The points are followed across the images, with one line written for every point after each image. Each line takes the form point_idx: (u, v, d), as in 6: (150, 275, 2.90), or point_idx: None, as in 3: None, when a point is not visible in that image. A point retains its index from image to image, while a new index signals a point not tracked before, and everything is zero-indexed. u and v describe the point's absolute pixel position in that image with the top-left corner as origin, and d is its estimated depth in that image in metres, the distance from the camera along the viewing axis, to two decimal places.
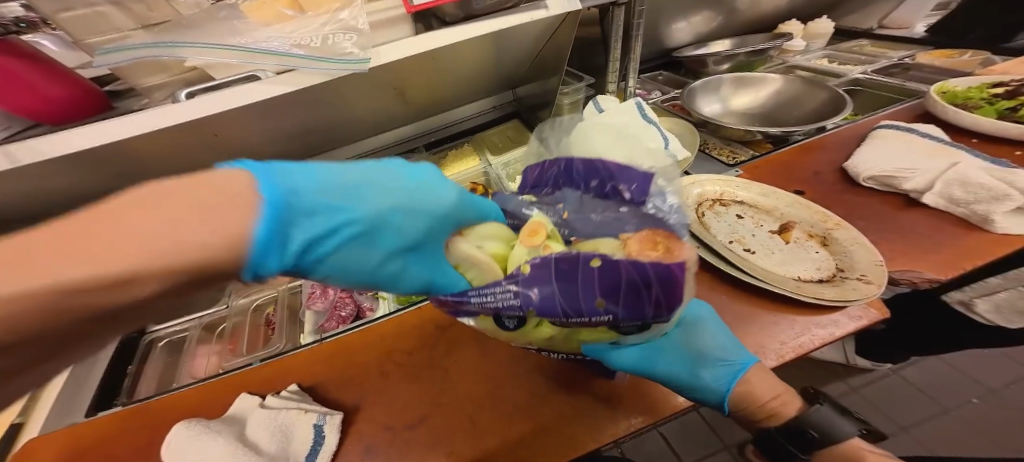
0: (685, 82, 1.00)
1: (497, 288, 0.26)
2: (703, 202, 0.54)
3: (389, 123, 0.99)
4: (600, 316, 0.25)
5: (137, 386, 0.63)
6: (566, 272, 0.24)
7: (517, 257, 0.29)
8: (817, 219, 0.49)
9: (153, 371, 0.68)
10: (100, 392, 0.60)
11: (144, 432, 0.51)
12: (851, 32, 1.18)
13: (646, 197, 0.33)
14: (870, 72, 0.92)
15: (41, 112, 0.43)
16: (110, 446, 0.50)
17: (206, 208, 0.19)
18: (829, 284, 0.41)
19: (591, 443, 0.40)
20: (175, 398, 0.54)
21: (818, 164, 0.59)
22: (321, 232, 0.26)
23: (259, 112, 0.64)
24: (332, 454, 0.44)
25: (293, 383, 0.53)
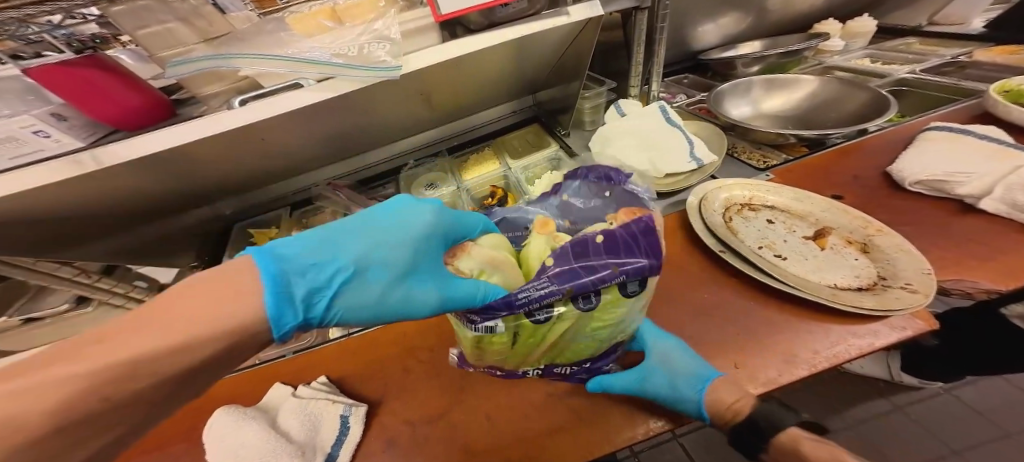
0: (712, 85, 0.98)
1: (532, 280, 0.30)
2: (730, 206, 0.52)
3: (415, 127, 1.04)
4: (617, 277, 0.31)
5: None
6: (579, 250, 0.31)
7: (536, 247, 0.34)
8: (856, 225, 0.46)
9: None
10: None
11: (191, 413, 0.55)
12: (898, 29, 1.11)
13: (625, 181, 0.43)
14: (918, 71, 0.85)
15: (120, 119, 0.49)
16: (160, 427, 0.54)
17: (231, 293, 0.25)
18: (869, 292, 0.39)
19: (609, 447, 0.39)
20: (215, 386, 0.58)
21: (857, 168, 0.56)
22: (318, 286, 0.30)
23: (300, 117, 0.69)
24: (356, 445, 0.46)
25: (321, 375, 0.56)
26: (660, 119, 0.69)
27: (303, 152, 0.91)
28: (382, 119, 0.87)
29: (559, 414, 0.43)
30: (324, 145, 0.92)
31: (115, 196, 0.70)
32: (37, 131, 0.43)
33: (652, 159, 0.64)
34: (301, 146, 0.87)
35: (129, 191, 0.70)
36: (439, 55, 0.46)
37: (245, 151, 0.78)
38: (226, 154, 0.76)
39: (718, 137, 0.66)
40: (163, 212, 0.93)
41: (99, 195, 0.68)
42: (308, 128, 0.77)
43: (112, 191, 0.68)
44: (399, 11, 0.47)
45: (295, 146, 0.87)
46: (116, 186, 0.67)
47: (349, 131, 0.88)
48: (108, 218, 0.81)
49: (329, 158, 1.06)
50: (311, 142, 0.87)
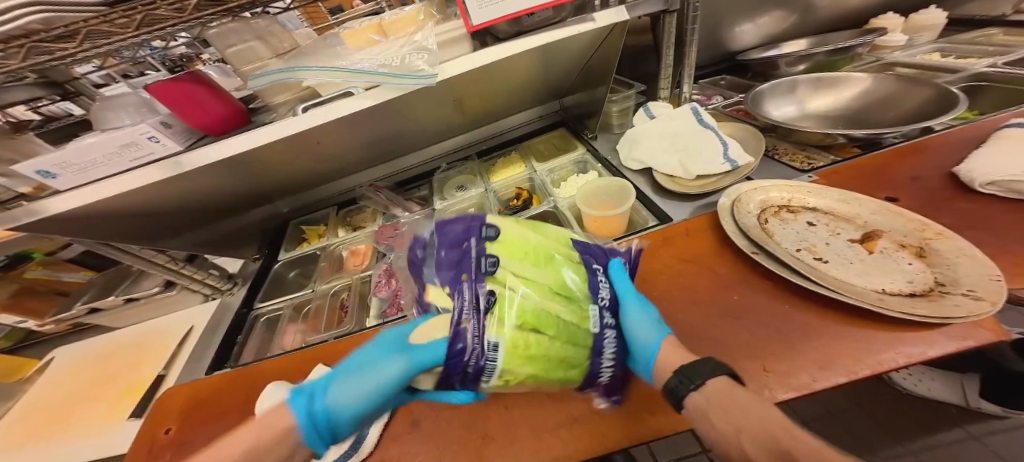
0: (751, 85, 0.94)
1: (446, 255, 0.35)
2: (766, 208, 0.50)
3: (448, 132, 1.10)
4: (471, 216, 0.39)
5: (242, 353, 0.79)
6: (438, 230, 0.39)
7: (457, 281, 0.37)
8: (912, 228, 0.42)
9: (254, 343, 0.83)
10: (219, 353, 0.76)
11: (247, 389, 0.64)
12: (976, 19, 0.99)
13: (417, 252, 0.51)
14: (1001, 63, 0.76)
15: (210, 125, 0.58)
16: (223, 398, 0.63)
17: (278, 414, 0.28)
18: (922, 298, 0.35)
19: (623, 442, 0.39)
20: (268, 366, 0.67)
21: (915, 169, 0.51)
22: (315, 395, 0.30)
23: (349, 124, 0.77)
24: (384, 424, 0.49)
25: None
26: (692, 121, 0.68)
27: (349, 156, 1.01)
28: (418, 125, 0.94)
29: (573, 409, 0.43)
30: (367, 149, 1.02)
31: (197, 194, 0.83)
32: (151, 138, 0.53)
33: (683, 160, 0.63)
34: (347, 150, 0.96)
35: (209, 189, 0.83)
36: (471, 62, 0.50)
37: (301, 155, 0.88)
38: (286, 158, 0.87)
39: (755, 138, 0.63)
40: (232, 210, 1.07)
41: (187, 193, 0.80)
42: (354, 134, 0.85)
43: (197, 189, 0.80)
44: (436, 23, 0.51)
45: (342, 151, 0.97)
46: (201, 185, 0.79)
47: (388, 137, 0.96)
48: (192, 215, 0.95)
49: (370, 163, 1.16)
50: (356, 146, 0.96)
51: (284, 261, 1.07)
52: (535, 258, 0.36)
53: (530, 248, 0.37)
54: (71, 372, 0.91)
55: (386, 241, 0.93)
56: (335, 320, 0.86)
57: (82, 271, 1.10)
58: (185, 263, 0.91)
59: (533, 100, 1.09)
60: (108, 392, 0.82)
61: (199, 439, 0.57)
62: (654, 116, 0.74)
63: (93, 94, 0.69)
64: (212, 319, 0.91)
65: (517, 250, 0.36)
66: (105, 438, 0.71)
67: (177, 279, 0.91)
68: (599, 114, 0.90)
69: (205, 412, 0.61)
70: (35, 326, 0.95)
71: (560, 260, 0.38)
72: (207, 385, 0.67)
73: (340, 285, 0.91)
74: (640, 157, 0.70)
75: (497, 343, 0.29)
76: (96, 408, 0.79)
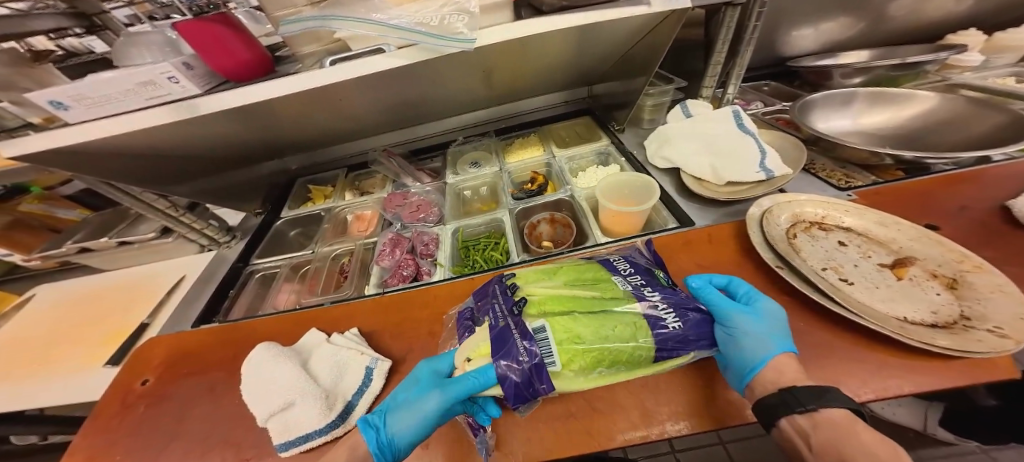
0: (799, 95, 0.90)
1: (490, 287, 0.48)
2: (797, 223, 0.48)
3: (472, 104, 1.08)
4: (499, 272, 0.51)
5: (231, 309, 0.80)
6: (482, 289, 0.51)
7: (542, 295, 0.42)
8: (949, 258, 0.39)
9: (246, 296, 0.85)
10: (207, 308, 0.77)
11: (237, 347, 0.65)
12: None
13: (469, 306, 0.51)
14: None
15: (234, 70, 0.56)
16: (206, 354, 0.65)
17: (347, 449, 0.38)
18: (944, 330, 0.34)
19: (618, 441, 0.38)
20: (262, 326, 0.67)
21: (964, 198, 0.48)
22: (379, 424, 0.42)
23: (369, 82, 0.74)
24: (376, 395, 0.52)
25: (354, 327, 0.62)
26: (730, 125, 0.66)
27: (367, 116, 0.99)
28: (442, 94, 0.92)
29: (556, 404, 0.43)
30: (384, 113, 1.00)
31: (211, 141, 0.81)
32: (170, 78, 0.52)
33: (716, 163, 0.61)
34: (365, 110, 0.95)
35: (221, 137, 0.82)
36: (514, 32, 0.47)
37: (316, 112, 0.86)
38: (306, 112, 0.85)
39: (797, 150, 0.60)
40: (244, 163, 1.06)
41: (204, 139, 0.80)
42: (374, 95, 0.83)
43: (209, 137, 0.79)
44: None
45: (360, 111, 0.94)
46: (213, 133, 0.79)
47: (409, 102, 0.94)
48: (206, 165, 0.95)
49: (386, 127, 1.13)
50: (375, 108, 0.95)
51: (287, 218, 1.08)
52: (564, 297, 0.42)
53: (545, 271, 0.49)
54: (61, 309, 0.94)
55: (394, 210, 0.93)
56: (334, 283, 0.86)
57: (77, 209, 1.11)
58: (185, 211, 0.89)
59: (562, 83, 1.05)
60: (92, 334, 0.84)
61: (183, 391, 0.59)
62: (692, 115, 0.72)
63: (120, 29, 0.68)
64: (207, 270, 0.91)
65: (544, 273, 0.48)
66: (88, 379, 0.73)
67: (177, 227, 0.89)
68: (631, 106, 0.86)
69: (185, 368, 0.63)
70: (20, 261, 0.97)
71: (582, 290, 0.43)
72: (192, 340, 0.69)
73: (342, 249, 0.91)
74: (669, 155, 0.68)
75: (543, 328, 0.38)
76: (82, 347, 0.81)
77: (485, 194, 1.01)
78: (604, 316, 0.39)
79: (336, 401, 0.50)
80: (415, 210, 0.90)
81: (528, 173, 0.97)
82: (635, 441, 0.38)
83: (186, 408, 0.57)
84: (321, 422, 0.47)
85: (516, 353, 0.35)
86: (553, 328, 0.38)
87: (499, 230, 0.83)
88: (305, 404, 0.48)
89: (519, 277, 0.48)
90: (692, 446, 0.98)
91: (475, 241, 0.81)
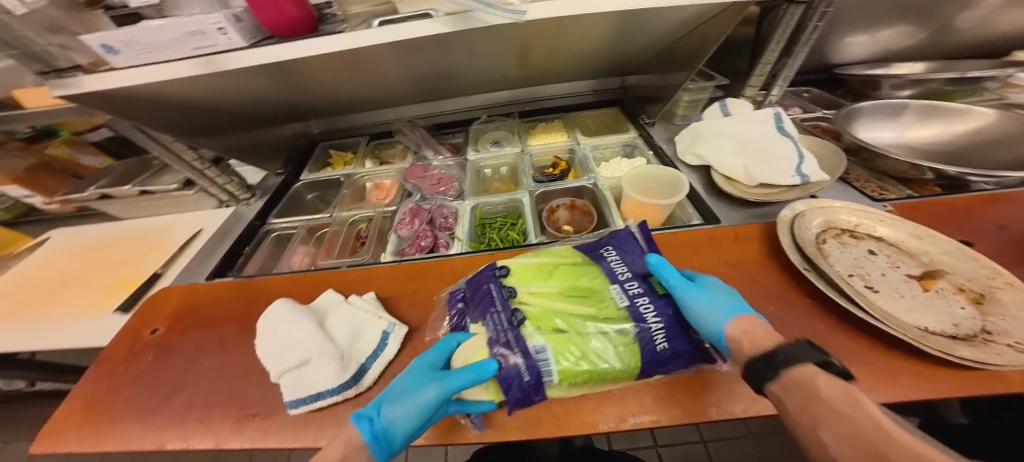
0: (840, 102, 0.87)
1: (484, 283, 0.48)
2: (827, 229, 0.48)
3: (501, 83, 1.06)
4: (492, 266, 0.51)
5: (246, 265, 0.79)
6: (470, 282, 0.52)
7: (544, 305, 0.43)
8: (980, 274, 0.39)
9: (260, 255, 0.83)
10: (223, 260, 0.77)
11: (245, 302, 0.64)
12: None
13: (455, 297, 0.53)
14: None
15: (282, 27, 0.57)
16: (212, 308, 0.63)
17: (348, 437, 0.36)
18: (964, 342, 0.34)
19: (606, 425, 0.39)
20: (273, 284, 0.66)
21: (1006, 218, 0.47)
22: (371, 418, 0.38)
23: (401, 49, 0.74)
24: (389, 359, 0.51)
25: (371, 291, 0.61)
26: (770, 126, 0.65)
27: (395, 85, 0.99)
28: (474, 67, 0.91)
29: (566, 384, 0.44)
30: (412, 82, 0.99)
31: (246, 95, 0.82)
32: (220, 29, 0.52)
33: (749, 163, 0.60)
34: (395, 78, 0.94)
35: (255, 92, 0.83)
36: (566, 9, 0.47)
37: (346, 73, 0.85)
38: (327, 74, 0.85)
39: (835, 156, 0.59)
40: (269, 124, 1.05)
41: (239, 93, 0.81)
42: (407, 61, 0.82)
43: (245, 92, 0.81)
44: None
45: (389, 78, 0.94)
46: (248, 87, 0.80)
47: (439, 73, 0.93)
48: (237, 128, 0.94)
49: (412, 98, 1.12)
50: (405, 77, 0.95)
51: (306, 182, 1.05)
52: (566, 309, 0.43)
53: (541, 267, 0.48)
54: (72, 252, 0.88)
55: (415, 181, 0.92)
56: (350, 249, 0.82)
57: (101, 156, 1.09)
58: (211, 165, 0.85)
59: (594, 70, 1.03)
60: (104, 281, 0.79)
61: (190, 342, 0.57)
62: (730, 113, 0.71)
63: None
64: (223, 225, 0.86)
65: (539, 270, 0.48)
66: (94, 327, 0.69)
67: (200, 180, 0.85)
68: (665, 98, 0.84)
69: (195, 320, 0.61)
70: (42, 203, 1.01)
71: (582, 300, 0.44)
72: (203, 291, 0.66)
73: (362, 215, 0.89)
74: (701, 151, 0.67)
75: (543, 348, 0.39)
76: (92, 295, 0.76)
77: (506, 175, 1.00)
78: (602, 334, 0.40)
79: (351, 363, 0.49)
80: (435, 183, 0.90)
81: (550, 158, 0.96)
82: (644, 426, 0.39)
83: (192, 358, 0.55)
84: (333, 382, 0.46)
85: (516, 367, 0.38)
86: (553, 348, 0.39)
87: (517, 210, 0.83)
88: (320, 363, 0.48)
89: (514, 273, 0.48)
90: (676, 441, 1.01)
91: (493, 219, 0.81)
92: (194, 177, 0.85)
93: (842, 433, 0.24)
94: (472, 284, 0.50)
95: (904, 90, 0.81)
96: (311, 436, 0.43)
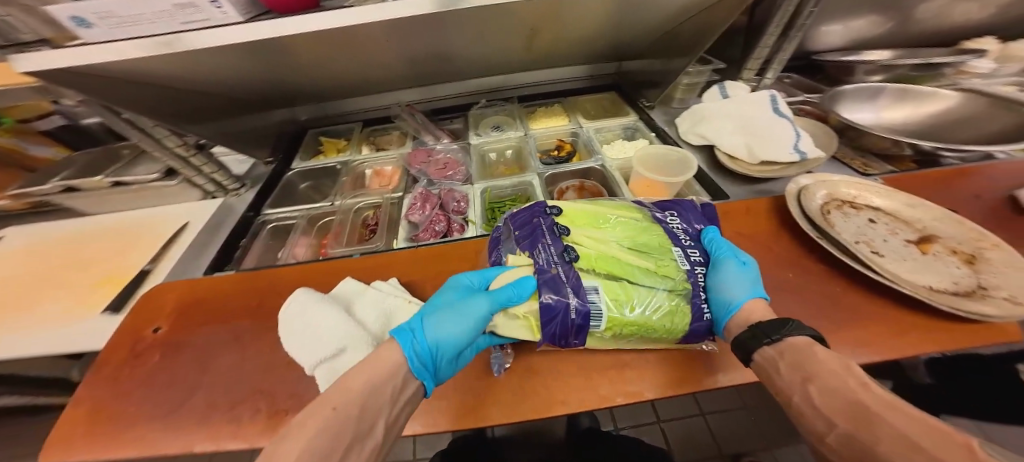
0: (820, 87, 0.93)
1: (538, 217, 0.49)
2: (830, 202, 0.52)
3: (499, 66, 1.05)
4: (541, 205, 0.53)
5: (243, 258, 0.75)
6: (519, 217, 0.52)
7: (599, 254, 0.45)
8: (968, 237, 0.45)
9: (257, 248, 0.79)
10: (219, 255, 0.72)
11: (257, 293, 0.60)
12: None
13: (499, 241, 0.55)
14: None
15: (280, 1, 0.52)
16: (218, 303, 0.59)
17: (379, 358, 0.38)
18: (966, 297, 0.40)
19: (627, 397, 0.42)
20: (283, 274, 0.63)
21: (970, 187, 0.54)
22: (415, 331, 0.43)
23: (398, 27, 0.72)
24: None
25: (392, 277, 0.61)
26: (765, 107, 0.69)
27: (388, 67, 0.96)
28: (472, 49, 0.89)
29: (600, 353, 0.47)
30: (406, 64, 0.96)
31: (231, 76, 0.77)
32: (214, 2, 0.48)
33: (749, 141, 0.65)
34: (388, 59, 0.91)
35: (241, 73, 0.77)
36: None
37: (335, 51, 0.82)
38: (317, 53, 0.81)
39: (826, 134, 0.65)
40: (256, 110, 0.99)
41: (224, 73, 0.75)
42: (405, 40, 0.80)
43: (229, 71, 0.75)
44: None
45: (384, 59, 0.91)
46: (233, 67, 0.74)
47: (436, 54, 0.91)
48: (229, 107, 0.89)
49: (406, 81, 1.09)
50: (398, 58, 0.92)
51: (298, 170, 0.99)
52: (617, 259, 0.45)
53: (592, 216, 0.51)
54: (31, 254, 0.77)
55: (419, 166, 0.91)
56: (360, 236, 0.80)
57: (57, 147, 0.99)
58: (197, 152, 0.79)
59: (592, 55, 1.04)
60: (80, 282, 0.69)
61: (203, 339, 0.53)
62: (728, 95, 0.75)
63: None
64: (212, 219, 0.80)
65: (588, 219, 0.50)
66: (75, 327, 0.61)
67: (183, 170, 0.79)
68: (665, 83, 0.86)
69: (203, 316, 0.57)
70: None
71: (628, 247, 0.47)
72: (204, 289, 0.61)
73: (368, 202, 0.86)
74: (702, 131, 0.71)
75: (595, 288, 0.42)
76: (63, 300, 0.66)
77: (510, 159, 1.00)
78: (647, 281, 0.44)
79: None
80: (442, 168, 0.90)
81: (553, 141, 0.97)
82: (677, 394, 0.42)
83: (210, 357, 0.51)
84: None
85: (565, 304, 0.41)
86: (603, 295, 0.42)
87: (526, 193, 0.84)
88: (357, 350, 0.48)
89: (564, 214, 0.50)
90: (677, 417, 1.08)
91: (501, 203, 0.81)
92: (177, 166, 0.79)
93: (826, 388, 0.28)
94: (518, 221, 0.51)
95: (875, 75, 0.90)
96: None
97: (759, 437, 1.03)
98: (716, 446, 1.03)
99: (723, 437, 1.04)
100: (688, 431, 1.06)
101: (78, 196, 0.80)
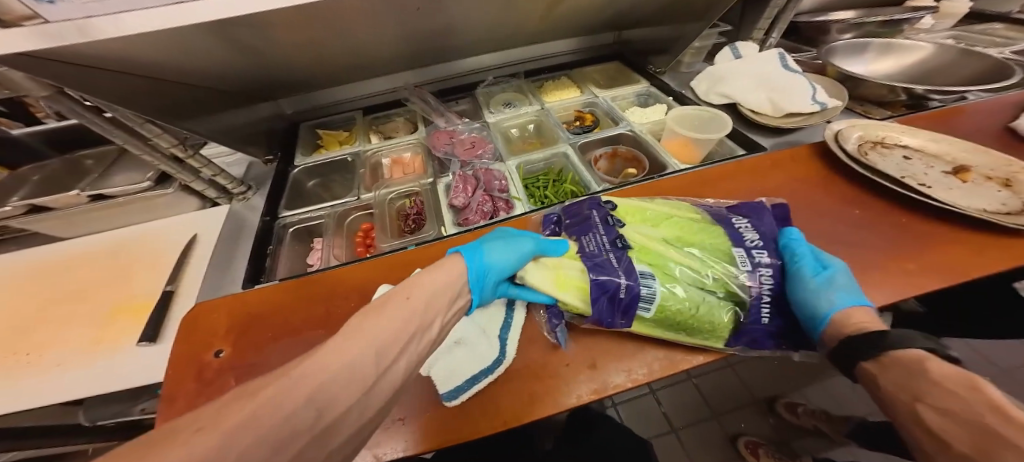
0: (803, 47, 1.03)
1: (591, 208, 0.56)
2: (865, 143, 0.63)
3: (500, 40, 1.02)
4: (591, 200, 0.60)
5: (275, 267, 0.68)
6: (570, 211, 0.59)
7: (646, 245, 0.50)
8: (999, 164, 0.55)
9: (286, 256, 0.73)
10: (252, 265, 0.65)
11: (326, 300, 0.58)
12: (986, 11, 1.14)
13: (549, 226, 0.60)
14: (1005, 53, 0.93)
15: None
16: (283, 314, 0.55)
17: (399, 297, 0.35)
18: (1017, 215, 0.49)
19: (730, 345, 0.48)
20: (345, 275, 0.61)
21: (955, 125, 0.64)
22: (472, 249, 0.48)
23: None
24: (524, 322, 0.52)
25: None
26: (777, 65, 0.74)
27: (384, 47, 0.89)
28: (476, 21, 0.86)
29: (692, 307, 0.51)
30: (404, 43, 0.91)
31: (216, 61, 0.67)
32: None
33: (771, 98, 0.70)
34: (385, 38, 0.85)
35: (224, 56, 0.68)
36: None
37: (323, 33, 0.73)
38: (308, 34, 0.72)
39: (835, 87, 0.73)
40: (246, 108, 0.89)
41: (207, 59, 0.65)
42: (409, 14, 0.75)
43: (214, 56, 0.65)
44: None
45: (382, 39, 0.85)
46: (218, 50, 0.64)
47: (437, 30, 0.87)
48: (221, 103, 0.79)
49: (403, 63, 1.02)
50: (397, 37, 0.86)
51: (302, 167, 0.93)
52: (660, 250, 0.50)
53: (642, 213, 0.56)
54: (8, 292, 0.67)
55: (445, 148, 0.91)
56: (400, 227, 0.78)
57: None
58: (194, 151, 0.67)
59: (592, 26, 1.05)
60: (86, 314, 0.62)
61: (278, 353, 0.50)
62: (739, 55, 0.80)
63: None
64: (227, 228, 0.74)
65: (645, 218, 0.55)
66: (102, 366, 0.55)
67: (179, 173, 0.69)
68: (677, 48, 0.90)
69: (265, 331, 0.54)
70: None
71: (675, 236, 0.52)
72: (260, 306, 0.59)
73: (406, 190, 0.85)
74: (725, 91, 0.75)
75: (648, 273, 0.47)
76: (73, 331, 0.60)
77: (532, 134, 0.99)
78: (689, 263, 0.48)
79: (490, 335, 0.50)
80: (469, 147, 0.89)
81: (572, 112, 0.98)
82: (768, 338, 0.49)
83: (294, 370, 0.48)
84: (483, 362, 0.46)
85: (615, 284, 0.45)
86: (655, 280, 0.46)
87: (560, 165, 0.85)
88: (469, 340, 0.48)
89: (620, 210, 0.56)
90: (706, 372, 1.22)
91: (536, 179, 0.82)
92: (172, 169, 0.68)
93: (938, 409, 0.28)
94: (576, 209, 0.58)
95: (848, 32, 1.00)
96: (486, 415, 0.43)
97: (786, 382, 1.19)
98: (746, 392, 1.18)
99: (750, 383, 1.20)
100: (719, 382, 1.20)
101: (49, 218, 0.70)
